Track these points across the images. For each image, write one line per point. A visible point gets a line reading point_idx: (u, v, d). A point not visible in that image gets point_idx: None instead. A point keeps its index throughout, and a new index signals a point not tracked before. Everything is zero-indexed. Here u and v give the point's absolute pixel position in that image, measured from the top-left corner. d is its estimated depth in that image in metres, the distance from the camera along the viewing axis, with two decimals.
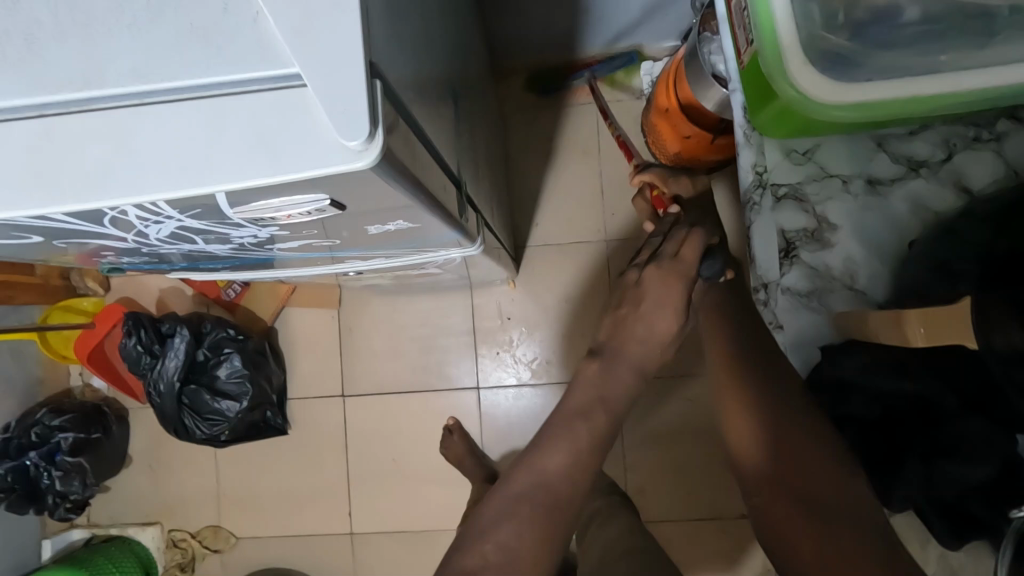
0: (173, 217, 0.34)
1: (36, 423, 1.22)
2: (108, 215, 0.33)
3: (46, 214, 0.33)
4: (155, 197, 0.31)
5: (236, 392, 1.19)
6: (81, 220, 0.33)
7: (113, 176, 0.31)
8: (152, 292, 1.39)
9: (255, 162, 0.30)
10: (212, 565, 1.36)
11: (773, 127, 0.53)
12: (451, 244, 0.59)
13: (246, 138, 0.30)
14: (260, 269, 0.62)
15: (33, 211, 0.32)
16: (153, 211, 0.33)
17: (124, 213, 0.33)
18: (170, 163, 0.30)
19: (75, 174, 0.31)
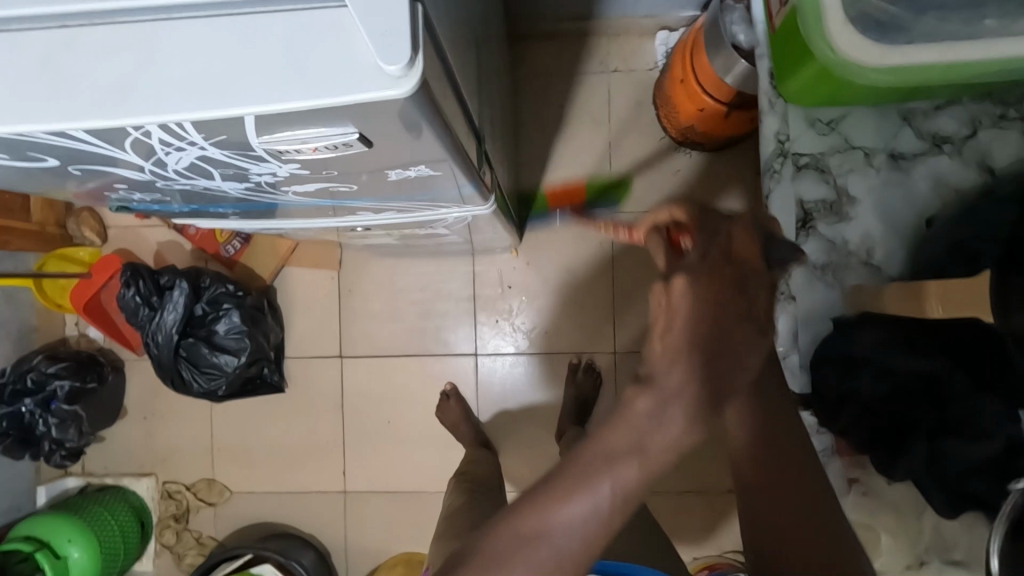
0: (197, 143, 0.33)
1: (31, 368, 1.22)
2: (131, 136, 0.32)
3: (65, 130, 0.32)
4: (181, 116, 0.30)
5: (235, 347, 1.18)
6: (102, 139, 0.32)
7: (137, 93, 0.30)
8: (150, 245, 1.38)
9: (285, 83, 0.29)
10: (206, 518, 1.37)
11: (801, 93, 0.53)
12: (463, 200, 0.58)
13: (277, 58, 0.29)
14: (267, 216, 0.61)
15: (53, 128, 0.31)
16: (177, 134, 0.32)
17: (147, 134, 0.32)
18: (197, 82, 0.30)
19: (98, 89, 0.30)
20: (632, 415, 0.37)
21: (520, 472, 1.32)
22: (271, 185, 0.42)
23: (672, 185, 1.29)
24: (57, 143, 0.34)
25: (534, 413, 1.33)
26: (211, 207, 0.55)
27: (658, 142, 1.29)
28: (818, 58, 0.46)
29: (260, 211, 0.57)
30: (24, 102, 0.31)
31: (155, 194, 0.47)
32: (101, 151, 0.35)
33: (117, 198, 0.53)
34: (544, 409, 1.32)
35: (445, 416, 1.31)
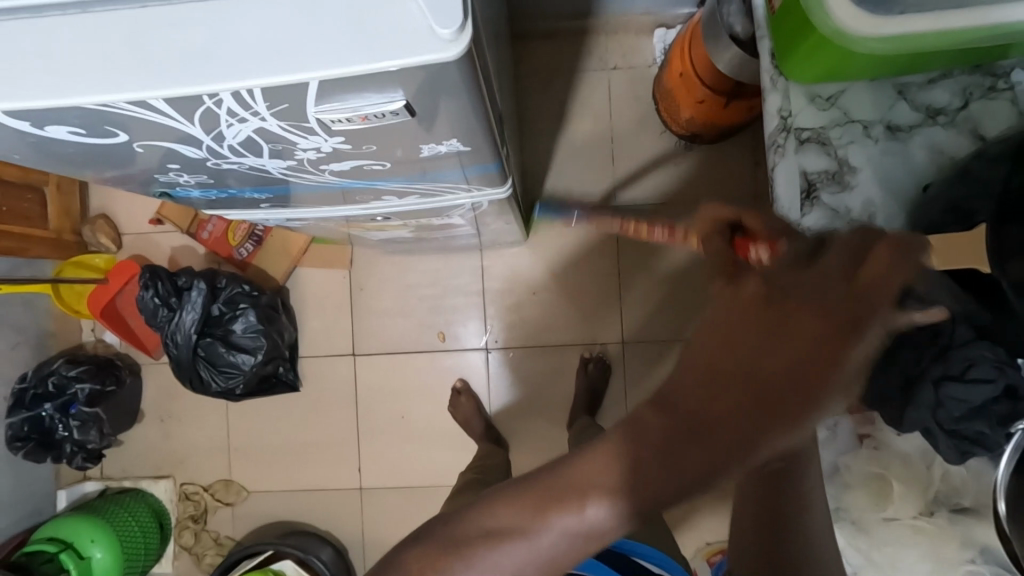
0: (259, 114, 0.37)
1: (53, 372, 1.24)
2: (203, 105, 0.36)
3: (145, 100, 0.36)
4: (254, 84, 0.34)
5: (251, 346, 1.21)
6: (176, 109, 0.36)
7: (216, 63, 0.33)
8: (164, 250, 1.41)
9: (350, 48, 0.32)
10: (224, 518, 1.39)
11: (800, 69, 0.55)
12: (482, 182, 0.61)
13: (341, 25, 0.32)
14: (295, 203, 0.64)
15: (136, 97, 0.35)
16: (245, 104, 0.36)
17: (218, 104, 0.36)
18: (268, 52, 0.33)
19: (180, 60, 0.33)
20: (637, 445, 0.36)
21: (532, 463, 1.34)
22: (312, 163, 0.45)
23: (673, 177, 1.32)
24: (135, 114, 0.37)
25: (545, 404, 1.35)
26: (245, 193, 0.58)
27: (659, 136, 1.33)
28: (819, 31, 0.48)
29: (289, 197, 0.60)
30: (112, 73, 0.34)
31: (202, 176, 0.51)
32: (171, 122, 0.38)
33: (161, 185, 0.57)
34: (554, 400, 1.35)
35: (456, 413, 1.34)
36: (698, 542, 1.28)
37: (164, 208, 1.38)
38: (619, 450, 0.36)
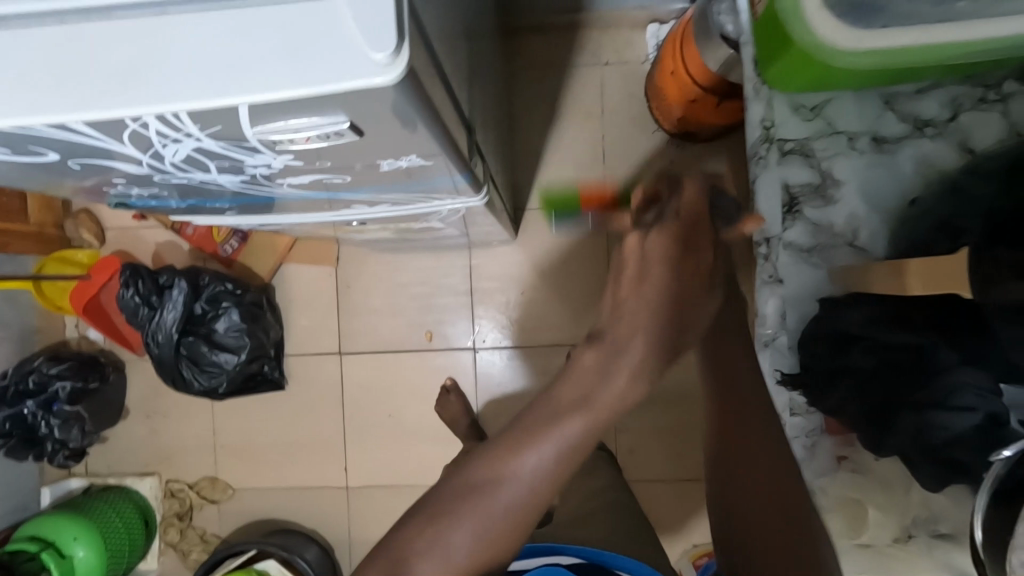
0: (193, 134, 0.35)
1: (34, 369, 1.23)
2: (130, 128, 0.34)
3: (67, 124, 0.34)
4: (180, 106, 0.32)
5: (235, 344, 1.19)
6: (103, 132, 0.34)
7: (141, 84, 0.32)
8: (149, 245, 1.39)
9: (281, 69, 0.30)
10: (210, 515, 1.39)
11: (782, 78, 0.53)
12: (454, 191, 0.59)
13: (275, 47, 0.30)
14: (265, 212, 0.62)
15: (58, 120, 0.33)
16: (174, 125, 0.34)
17: (145, 126, 0.34)
18: (193, 72, 0.31)
19: (101, 80, 0.32)
20: (580, 369, 0.48)
21: None
22: (265, 178, 0.43)
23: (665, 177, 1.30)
24: (61, 137, 0.36)
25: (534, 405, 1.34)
26: (210, 202, 0.56)
27: (651, 134, 1.31)
28: (798, 45, 0.46)
29: (256, 205, 0.58)
30: (29, 95, 0.33)
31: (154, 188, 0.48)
32: (101, 145, 0.36)
33: (122, 196, 0.55)
34: None
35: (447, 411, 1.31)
36: (686, 545, 1.27)
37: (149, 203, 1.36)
38: (563, 381, 0.48)
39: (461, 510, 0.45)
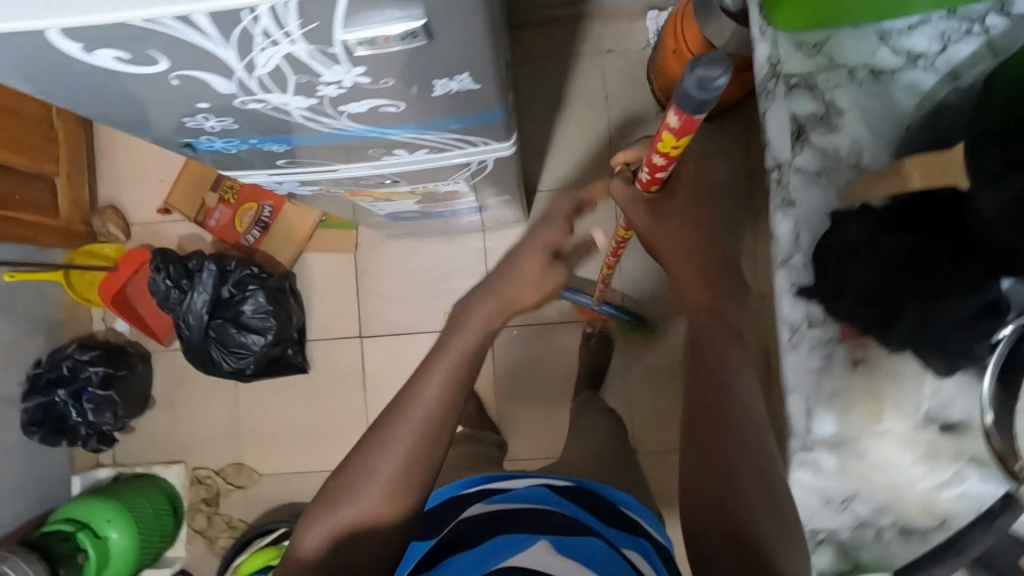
0: (293, 35, 0.39)
1: (66, 357, 1.27)
2: (239, 25, 0.38)
3: (180, 18, 0.37)
4: None
5: (261, 326, 1.24)
6: (213, 29, 0.38)
7: None
8: (172, 238, 1.44)
9: None
10: (236, 501, 1.41)
11: (786, 14, 0.59)
12: (489, 136, 0.63)
13: None
14: (310, 164, 0.66)
15: (180, 10, 0.36)
16: (280, 23, 0.38)
17: (256, 22, 0.38)
18: None
19: None
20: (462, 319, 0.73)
21: (538, 439, 1.37)
22: (332, 99, 0.48)
23: None
24: (167, 33, 0.39)
25: (548, 381, 1.38)
26: (263, 148, 0.59)
27: (652, 117, 1.37)
28: None
29: (304, 150, 0.61)
30: None
31: (225, 119, 0.51)
32: (205, 45, 0.40)
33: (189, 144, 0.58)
34: (558, 377, 1.38)
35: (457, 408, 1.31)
36: None
37: (173, 198, 1.41)
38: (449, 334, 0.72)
39: (367, 471, 0.64)
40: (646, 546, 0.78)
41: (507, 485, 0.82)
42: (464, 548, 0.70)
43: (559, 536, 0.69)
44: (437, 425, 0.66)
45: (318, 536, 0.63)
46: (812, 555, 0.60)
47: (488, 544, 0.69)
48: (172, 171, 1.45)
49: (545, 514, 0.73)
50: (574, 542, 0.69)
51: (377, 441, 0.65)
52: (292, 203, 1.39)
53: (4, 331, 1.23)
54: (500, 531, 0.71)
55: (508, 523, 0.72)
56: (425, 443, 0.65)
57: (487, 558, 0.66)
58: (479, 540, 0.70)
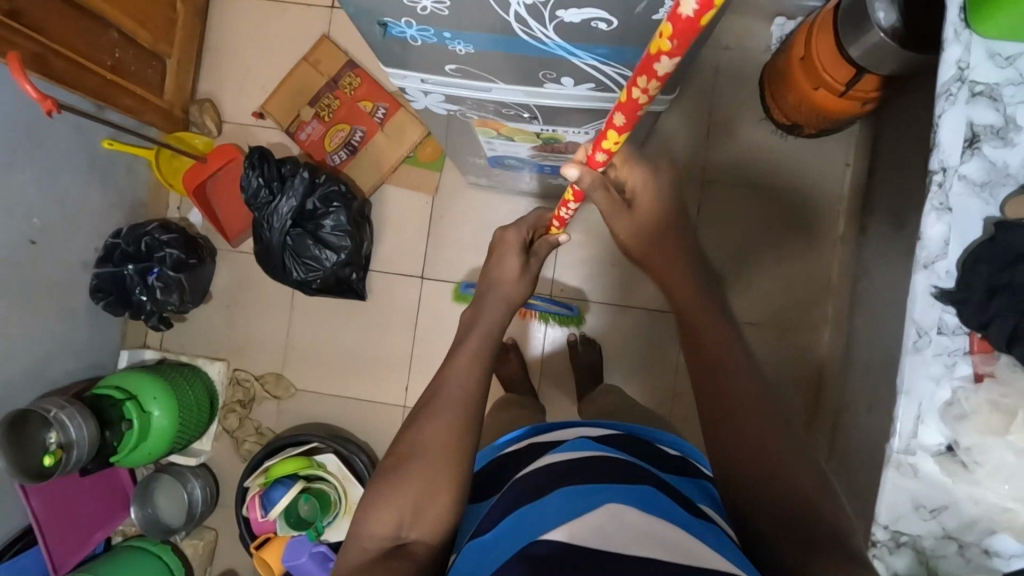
0: None
1: (147, 234, 1.28)
2: None
3: None
4: None
5: (336, 244, 1.26)
6: None
7: None
8: (261, 143, 1.46)
9: None
10: (269, 409, 1.44)
11: (994, 26, 0.69)
12: None
13: None
14: (473, 77, 0.67)
15: None
16: None
17: None
18: None
19: None
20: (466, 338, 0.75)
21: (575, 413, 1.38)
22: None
23: (762, 164, 1.37)
24: None
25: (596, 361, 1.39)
26: (449, 45, 0.59)
27: (754, 124, 1.38)
28: None
29: (483, 59, 0.61)
30: None
31: (444, 1, 0.51)
32: None
33: (383, 24, 0.58)
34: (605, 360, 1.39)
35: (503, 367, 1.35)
36: None
37: (270, 104, 1.44)
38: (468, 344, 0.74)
39: (412, 469, 0.62)
40: (708, 486, 0.73)
41: (559, 436, 0.78)
42: (523, 504, 0.62)
43: (620, 484, 0.63)
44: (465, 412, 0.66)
45: (383, 524, 0.60)
46: (894, 556, 0.75)
47: (547, 497, 0.61)
48: (274, 78, 1.47)
49: (597, 462, 0.66)
50: (637, 489, 0.62)
51: (421, 424, 0.64)
52: (383, 133, 1.41)
53: (94, 195, 1.25)
54: (556, 485, 0.63)
55: (563, 474, 0.65)
56: (457, 420, 0.65)
57: (551, 511, 0.59)
58: (537, 496, 0.62)
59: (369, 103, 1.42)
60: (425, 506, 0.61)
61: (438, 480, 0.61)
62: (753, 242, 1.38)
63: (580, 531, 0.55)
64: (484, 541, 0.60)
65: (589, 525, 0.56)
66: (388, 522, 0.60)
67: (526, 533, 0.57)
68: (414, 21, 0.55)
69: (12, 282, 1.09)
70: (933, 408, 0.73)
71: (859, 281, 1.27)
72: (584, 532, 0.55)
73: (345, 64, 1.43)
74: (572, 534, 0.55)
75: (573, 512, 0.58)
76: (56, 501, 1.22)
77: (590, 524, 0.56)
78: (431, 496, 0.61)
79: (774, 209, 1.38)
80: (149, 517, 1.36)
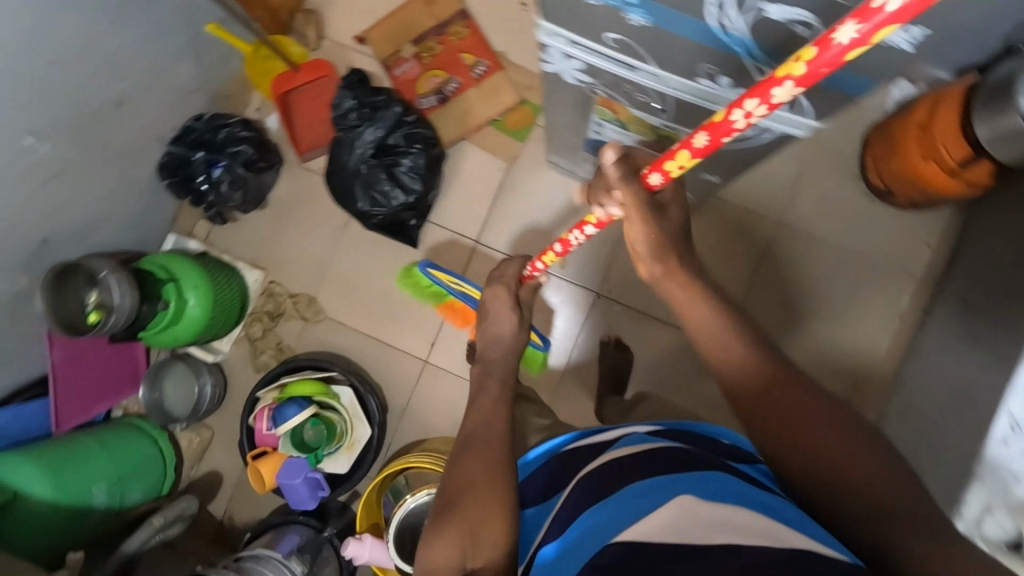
0: None
1: (227, 126, 1.27)
2: None
3: None
4: None
5: (408, 186, 1.24)
6: None
7: None
8: (354, 67, 1.44)
9: None
10: (294, 328, 1.44)
11: None
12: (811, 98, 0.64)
13: None
14: (629, 52, 0.65)
15: None
16: None
17: None
18: None
19: None
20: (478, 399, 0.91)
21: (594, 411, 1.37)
22: None
23: (842, 220, 1.35)
24: None
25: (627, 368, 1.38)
26: (625, 13, 0.58)
27: (846, 179, 1.35)
28: None
29: (655, 36, 0.60)
30: None
31: None
32: None
33: None
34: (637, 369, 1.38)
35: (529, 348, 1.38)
36: None
37: (373, 31, 1.42)
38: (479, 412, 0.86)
39: (458, 501, 0.69)
40: None
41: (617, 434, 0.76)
42: (591, 506, 0.63)
43: (684, 472, 0.62)
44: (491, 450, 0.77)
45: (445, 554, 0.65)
46: None
47: (616, 496, 0.62)
48: (383, 7, 1.44)
49: (659, 456, 0.66)
50: (705, 475, 0.62)
51: (457, 468, 0.74)
52: (478, 89, 1.39)
53: (186, 74, 1.23)
54: (623, 481, 0.63)
55: (630, 467, 0.65)
56: (484, 452, 0.76)
57: (612, 515, 0.60)
58: (596, 502, 0.63)
59: (470, 56, 1.40)
60: (484, 536, 0.65)
61: (491, 505, 0.68)
62: (813, 294, 1.35)
63: (656, 528, 0.55)
64: (559, 548, 0.61)
65: (665, 520, 0.55)
66: (449, 553, 0.65)
67: (596, 535, 0.58)
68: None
69: (91, 139, 1.08)
70: (1003, 501, 0.86)
71: (909, 364, 1.26)
72: (660, 529, 0.55)
73: (458, 12, 1.41)
74: (647, 533, 0.55)
75: (643, 508, 0.58)
76: (73, 360, 1.22)
77: (667, 517, 0.56)
78: (488, 523, 0.66)
79: (842, 268, 1.35)
80: (155, 402, 1.34)
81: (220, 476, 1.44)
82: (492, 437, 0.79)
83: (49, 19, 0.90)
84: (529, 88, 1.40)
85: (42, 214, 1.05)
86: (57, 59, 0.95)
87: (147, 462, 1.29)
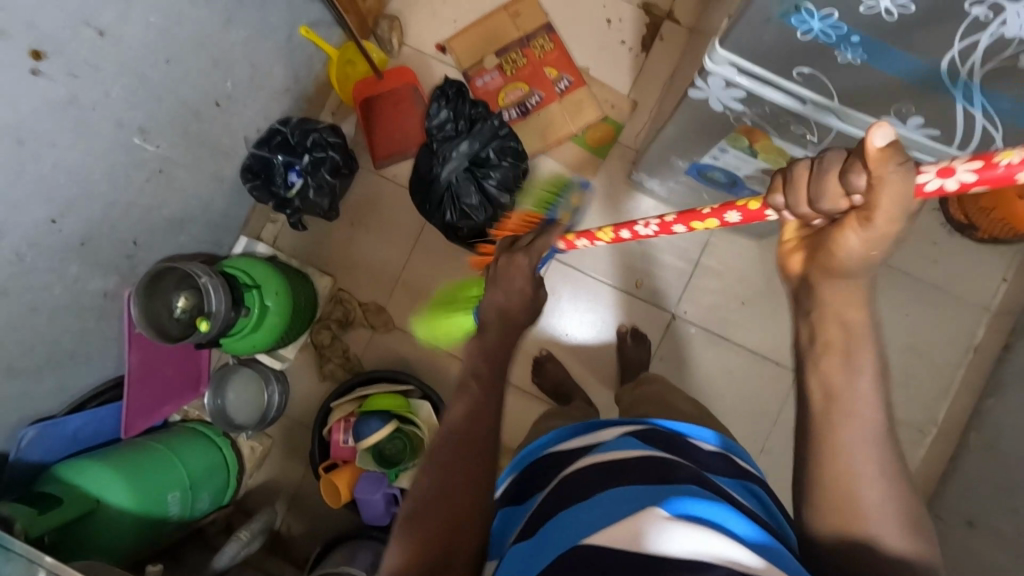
0: None
1: (315, 131, 1.24)
2: None
3: None
4: None
5: (497, 200, 1.23)
6: None
7: None
8: (433, 76, 1.43)
9: None
10: (362, 336, 1.41)
11: None
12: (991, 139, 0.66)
13: None
14: (815, 88, 0.67)
15: None
16: None
17: None
18: None
19: None
20: None
21: None
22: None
23: (922, 251, 1.35)
24: None
25: (699, 391, 1.36)
26: (839, 49, 0.61)
27: (926, 211, 1.35)
28: None
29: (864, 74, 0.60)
30: None
31: (909, 7, 0.53)
32: None
33: (796, 8, 0.58)
34: (710, 394, 1.36)
35: (620, 353, 1.34)
36: None
37: (456, 41, 1.41)
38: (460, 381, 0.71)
39: (428, 502, 0.59)
40: (761, 493, 0.60)
41: (601, 434, 0.64)
42: (563, 508, 0.53)
43: (668, 482, 0.52)
44: (469, 433, 0.64)
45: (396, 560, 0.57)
46: None
47: (592, 497, 0.52)
48: (466, 16, 1.43)
49: (660, 456, 0.56)
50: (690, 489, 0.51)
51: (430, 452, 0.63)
52: (561, 104, 1.37)
53: (279, 74, 1.21)
54: (603, 484, 0.53)
55: (613, 472, 0.54)
56: (461, 437, 0.64)
57: (582, 515, 0.50)
58: (570, 503, 0.53)
59: (554, 71, 1.39)
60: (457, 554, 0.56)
61: (456, 512, 0.58)
62: (890, 324, 1.34)
63: (639, 532, 0.46)
64: (524, 548, 0.52)
65: (658, 521, 0.46)
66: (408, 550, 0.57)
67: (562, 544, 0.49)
68: (836, 15, 0.57)
69: (192, 138, 1.06)
70: None
71: (991, 399, 1.25)
72: (642, 533, 0.46)
73: (543, 25, 1.40)
74: (627, 539, 0.46)
75: (630, 510, 0.49)
76: (149, 363, 1.18)
77: (656, 522, 0.46)
78: (456, 526, 0.58)
79: (921, 300, 1.34)
80: (217, 409, 1.30)
81: (279, 486, 1.38)
82: (472, 423, 0.65)
83: (177, 17, 0.89)
84: (612, 106, 1.39)
85: (132, 218, 1.02)
86: (171, 60, 0.92)
87: (213, 468, 1.25)
